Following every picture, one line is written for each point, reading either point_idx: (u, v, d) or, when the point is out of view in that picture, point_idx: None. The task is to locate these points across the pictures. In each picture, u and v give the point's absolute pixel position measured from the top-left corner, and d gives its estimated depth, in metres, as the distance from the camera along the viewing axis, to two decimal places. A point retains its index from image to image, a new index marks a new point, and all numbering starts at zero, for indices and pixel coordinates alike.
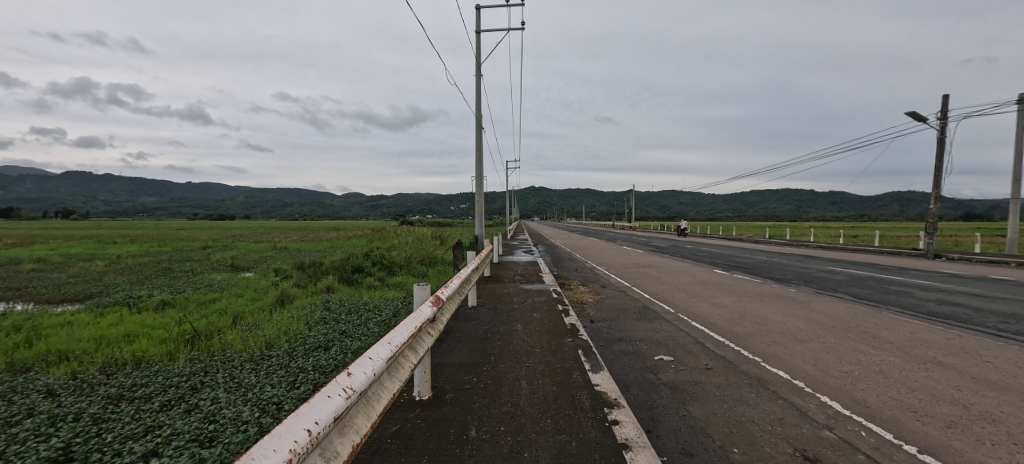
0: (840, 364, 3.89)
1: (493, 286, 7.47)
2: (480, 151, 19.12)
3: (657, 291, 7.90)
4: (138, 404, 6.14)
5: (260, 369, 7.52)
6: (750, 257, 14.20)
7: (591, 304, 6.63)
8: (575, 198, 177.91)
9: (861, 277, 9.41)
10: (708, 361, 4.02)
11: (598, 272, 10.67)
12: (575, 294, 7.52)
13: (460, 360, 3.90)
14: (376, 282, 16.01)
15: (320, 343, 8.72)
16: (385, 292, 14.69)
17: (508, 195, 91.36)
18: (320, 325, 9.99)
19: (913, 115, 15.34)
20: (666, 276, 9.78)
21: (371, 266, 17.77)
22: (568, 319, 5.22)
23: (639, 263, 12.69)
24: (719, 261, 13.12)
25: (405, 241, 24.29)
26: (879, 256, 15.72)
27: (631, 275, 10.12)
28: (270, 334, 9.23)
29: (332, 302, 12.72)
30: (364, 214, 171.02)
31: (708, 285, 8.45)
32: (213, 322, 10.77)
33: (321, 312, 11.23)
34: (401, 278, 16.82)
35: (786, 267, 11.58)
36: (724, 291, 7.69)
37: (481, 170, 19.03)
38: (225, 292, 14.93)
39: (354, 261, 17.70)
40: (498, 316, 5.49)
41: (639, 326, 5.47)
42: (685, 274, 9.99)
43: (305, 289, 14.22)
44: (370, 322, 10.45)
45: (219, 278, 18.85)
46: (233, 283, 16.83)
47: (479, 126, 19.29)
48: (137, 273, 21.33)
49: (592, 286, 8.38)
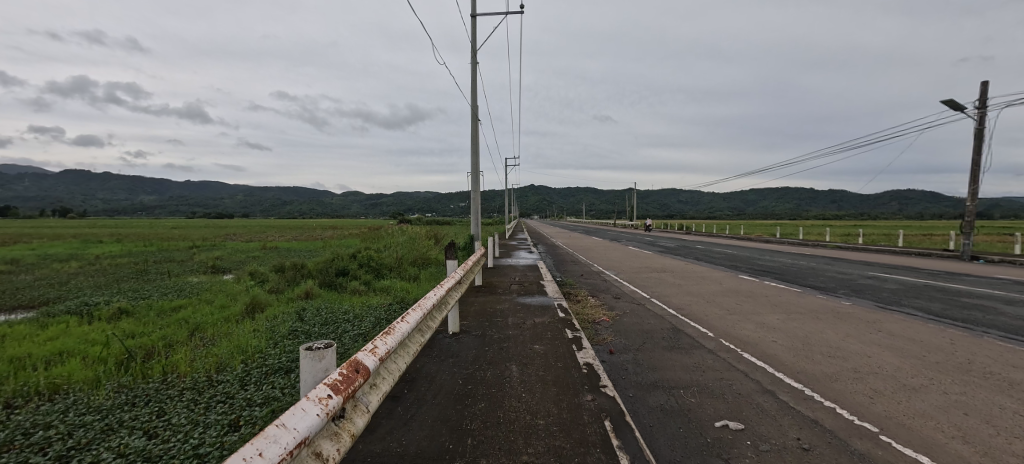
0: (1004, 441, 2.55)
1: (484, 301, 6.12)
2: (475, 144, 17.82)
3: (682, 304, 6.60)
4: (24, 457, 4.76)
5: (200, 401, 6.14)
6: (773, 259, 12.87)
7: (606, 325, 5.26)
8: (574, 196, 176.54)
9: (915, 285, 8.08)
10: (799, 434, 2.66)
11: (608, 278, 9.31)
12: (585, 310, 6.13)
13: (419, 449, 2.52)
14: (361, 286, 14.63)
15: (280, 365, 7.33)
16: (369, 299, 13.29)
17: (507, 193, 89.72)
18: (286, 341, 8.60)
19: (949, 103, 14.04)
20: (686, 284, 8.47)
21: (357, 268, 16.37)
22: (581, 354, 3.85)
23: (651, 267, 11.33)
24: (741, 265, 11.80)
25: (398, 241, 22.90)
26: (911, 258, 14.39)
27: (645, 282, 8.79)
28: (223, 353, 7.83)
29: (308, 310, 11.36)
30: (362, 213, 169.09)
31: (741, 296, 7.11)
32: (167, 336, 9.35)
33: (292, 324, 9.85)
34: (389, 282, 15.43)
35: (819, 272, 10.23)
36: (765, 306, 6.36)
37: (476, 166, 17.74)
38: (192, 299, 13.50)
39: (339, 263, 16.30)
40: (487, 349, 4.12)
41: (674, 359, 4.09)
42: (708, 281, 8.67)
43: (281, 296, 12.82)
44: (345, 336, 9.06)
45: (194, 281, 17.43)
46: (206, 288, 15.42)
47: (474, 119, 17.98)
48: (107, 275, 19.85)
49: (603, 299, 7.00)
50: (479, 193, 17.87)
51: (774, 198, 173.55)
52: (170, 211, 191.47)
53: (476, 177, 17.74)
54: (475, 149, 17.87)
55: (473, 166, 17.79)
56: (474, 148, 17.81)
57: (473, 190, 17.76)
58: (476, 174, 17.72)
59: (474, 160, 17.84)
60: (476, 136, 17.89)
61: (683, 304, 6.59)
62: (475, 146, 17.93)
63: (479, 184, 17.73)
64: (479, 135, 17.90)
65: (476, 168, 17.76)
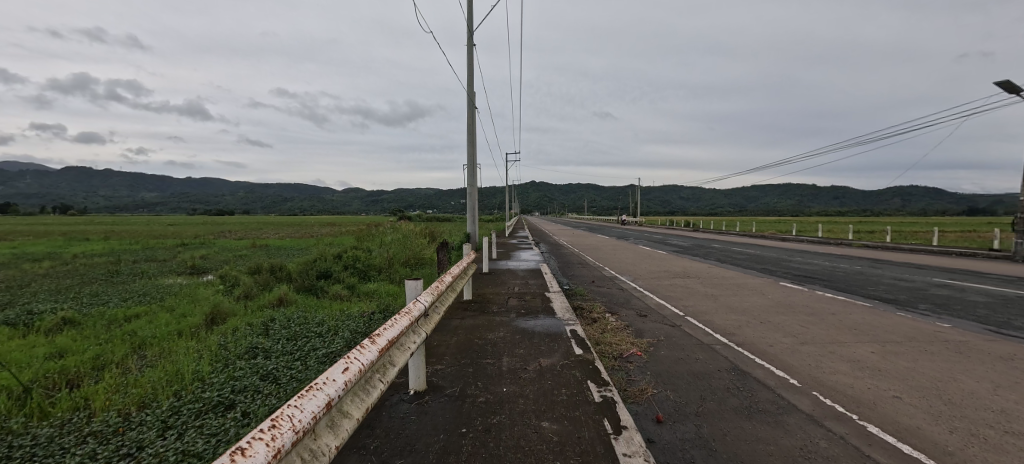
0: None
1: (470, 326, 4.57)
2: (471, 134, 16.38)
3: (727, 326, 5.06)
4: None
5: (97, 457, 4.64)
6: (807, 261, 11.32)
7: (641, 366, 3.74)
8: (576, 193, 174.92)
9: (1006, 297, 6.57)
10: None
11: (624, 287, 7.79)
12: (605, 338, 4.58)
13: None
14: (344, 291, 13.12)
15: (219, 399, 5.85)
16: (350, 306, 11.77)
17: (508, 190, 88.15)
18: (237, 363, 7.12)
19: (1004, 85, 12.48)
20: (721, 294, 6.93)
21: (342, 270, 14.87)
22: (618, 443, 2.33)
23: (670, 271, 9.80)
24: (772, 267, 10.30)
25: (390, 239, 21.41)
26: (959, 259, 12.81)
27: (671, 292, 7.26)
28: (154, 380, 6.37)
29: (276, 321, 9.88)
30: (362, 209, 167.73)
31: (801, 313, 5.60)
32: (101, 355, 7.87)
33: (251, 339, 8.37)
34: (375, 286, 13.93)
35: (871, 277, 8.67)
36: (840, 329, 4.84)
37: (473, 158, 16.30)
38: (152, 306, 11.97)
39: (321, 265, 14.81)
40: (466, 427, 2.58)
41: (763, 437, 2.57)
42: (746, 291, 7.14)
43: (250, 303, 11.31)
44: (311, 356, 7.58)
45: (164, 284, 15.90)
46: (172, 292, 13.89)
47: (471, 108, 16.49)
48: (75, 276, 18.34)
49: (623, 318, 5.46)
50: (476, 187, 16.38)
51: (778, 194, 171.67)
52: (170, 208, 190.37)
53: (473, 170, 16.23)
54: (471, 140, 16.40)
55: (470, 157, 16.31)
56: (470, 138, 16.36)
57: (469, 184, 16.26)
58: (473, 167, 16.25)
59: (471, 151, 16.35)
60: (472, 125, 16.47)
61: (729, 326, 5.06)
62: (472, 136, 16.43)
63: (476, 177, 16.27)
64: (476, 124, 16.46)
65: (473, 161, 16.28)
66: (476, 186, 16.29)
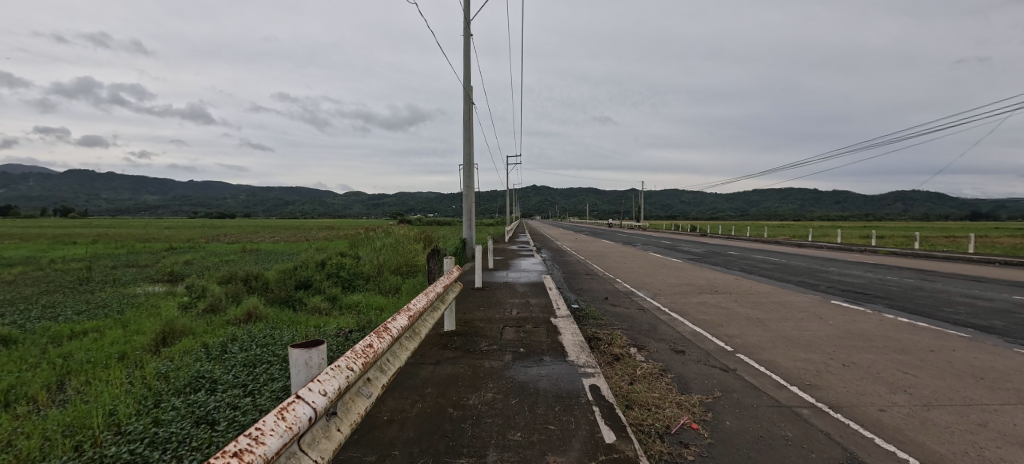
0: None
1: (446, 379, 3.22)
2: (469, 132, 15.17)
3: (800, 373, 3.71)
4: None
5: None
6: (847, 273, 9.93)
7: (704, 455, 2.41)
8: (577, 196, 173.67)
9: None
10: None
11: (645, 308, 6.42)
12: (638, 392, 3.25)
13: None
14: (323, 303, 11.78)
15: (128, 456, 4.52)
16: (328, 322, 10.40)
17: (509, 194, 86.59)
18: (169, 401, 5.77)
19: None
20: (767, 318, 5.57)
21: (324, 279, 13.53)
22: None
23: (693, 285, 8.43)
24: (810, 280, 8.91)
25: (383, 244, 20.03)
26: (1013, 270, 11.45)
27: (704, 315, 5.89)
28: (53, 428, 5.05)
29: (237, 341, 8.53)
30: (362, 213, 166.18)
31: (886, 349, 4.28)
32: (13, 388, 6.52)
33: (199, 367, 7.04)
34: (359, 297, 12.55)
35: (936, 294, 7.29)
36: (959, 378, 3.52)
37: (470, 157, 15.05)
38: (106, 320, 10.64)
39: (302, 273, 13.45)
40: None
41: None
42: (797, 314, 5.78)
43: (214, 318, 9.95)
44: (263, 390, 6.22)
45: (131, 293, 14.49)
46: (134, 303, 12.50)
47: (468, 103, 15.29)
48: (40, 284, 16.94)
49: (655, 357, 4.12)
50: (474, 189, 15.09)
51: (781, 199, 169.89)
52: (169, 211, 189.11)
53: (469, 170, 14.94)
54: (467, 138, 15.16)
55: (466, 156, 15.07)
56: (467, 136, 15.15)
57: (465, 184, 14.96)
58: (470, 166, 14.97)
59: (467, 150, 15.10)
60: (469, 122, 15.26)
61: (804, 373, 3.70)
62: (469, 133, 15.18)
63: (473, 178, 15.00)
64: (473, 120, 15.26)
65: (469, 160, 15.01)
66: (474, 188, 15.01)
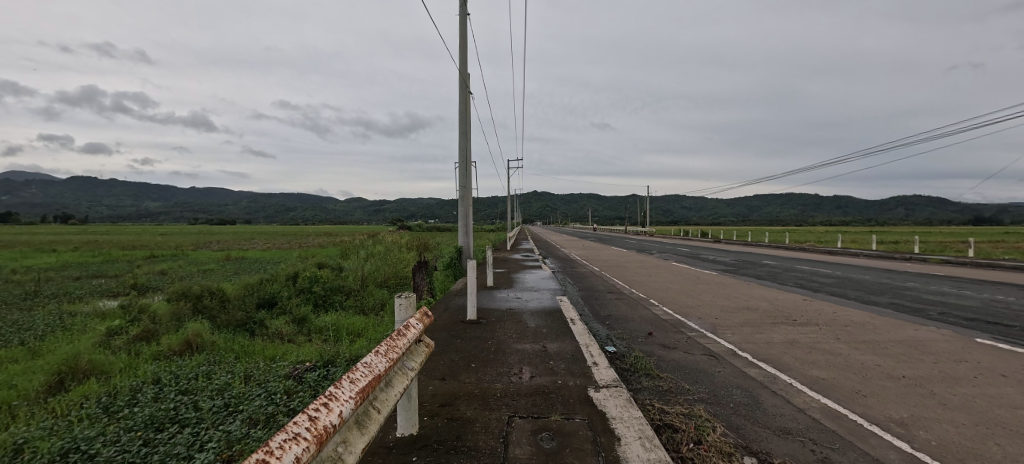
0: None
1: None
2: (465, 125, 13.24)
3: None
4: None
5: None
6: (936, 291, 7.93)
7: None
8: (578, 202, 171.93)
9: None
10: None
11: (713, 353, 4.37)
12: None
13: None
14: (287, 326, 9.76)
15: None
16: (287, 352, 8.36)
17: (509, 199, 84.94)
18: None
19: None
20: (923, 381, 3.55)
21: (294, 295, 11.49)
22: None
23: (756, 310, 6.41)
24: (901, 302, 6.89)
25: (370, 253, 17.94)
26: None
27: (816, 370, 3.84)
28: None
29: (155, 386, 6.46)
30: (360, 219, 164.19)
31: None
32: None
33: (78, 435, 4.97)
34: (333, 318, 10.50)
35: None
36: None
37: (467, 154, 13.14)
38: (13, 350, 8.56)
39: (267, 288, 11.39)
40: None
41: None
42: (960, 371, 3.76)
43: (141, 350, 7.89)
44: None
45: (67, 312, 12.29)
46: (58, 326, 10.32)
47: (465, 93, 13.40)
48: None
49: None
50: (471, 190, 13.13)
51: (784, 204, 167.91)
52: (167, 217, 187.57)
53: (465, 168, 12.99)
54: (464, 131, 13.23)
55: (462, 153, 13.16)
56: (464, 130, 13.23)
57: (461, 184, 12.99)
58: (466, 164, 13.02)
59: (464, 144, 13.18)
60: (465, 114, 13.37)
61: None
62: (466, 127, 13.24)
63: (471, 177, 13.05)
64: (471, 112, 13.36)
65: (466, 157, 13.10)
66: (471, 188, 13.05)
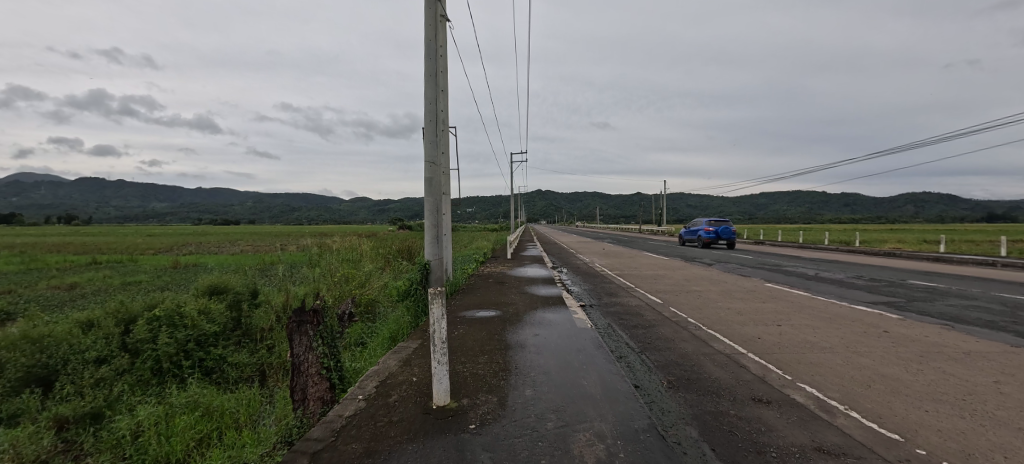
0: None
1: None
2: (436, 66, 8.14)
3: None
4: None
5: None
6: None
7: None
8: (584, 201, 166.47)
9: None
10: None
11: None
12: None
13: None
14: (34, 442, 4.57)
15: None
16: None
17: (513, 197, 80.15)
18: None
19: None
20: None
21: (115, 353, 6.26)
22: None
23: None
24: None
25: (315, 264, 12.75)
26: None
27: None
28: None
29: None
30: (360, 218, 159.43)
31: None
32: None
33: None
34: (165, 408, 5.36)
35: None
36: None
37: (437, 112, 8.05)
38: None
39: (66, 344, 6.19)
40: None
41: None
42: None
43: None
44: None
45: None
46: None
47: (436, 14, 8.27)
48: None
49: None
50: (445, 170, 8.06)
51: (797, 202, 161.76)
52: (165, 216, 183.52)
53: (435, 133, 7.93)
54: (432, 73, 8.17)
55: (430, 107, 8.07)
56: (434, 72, 8.15)
57: (428, 160, 7.94)
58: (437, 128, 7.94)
59: (433, 95, 8.10)
60: (438, 48, 8.29)
61: None
62: (436, 65, 8.17)
63: (444, 149, 8.01)
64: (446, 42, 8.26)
65: (436, 115, 8.03)
66: (444, 168, 8.03)
